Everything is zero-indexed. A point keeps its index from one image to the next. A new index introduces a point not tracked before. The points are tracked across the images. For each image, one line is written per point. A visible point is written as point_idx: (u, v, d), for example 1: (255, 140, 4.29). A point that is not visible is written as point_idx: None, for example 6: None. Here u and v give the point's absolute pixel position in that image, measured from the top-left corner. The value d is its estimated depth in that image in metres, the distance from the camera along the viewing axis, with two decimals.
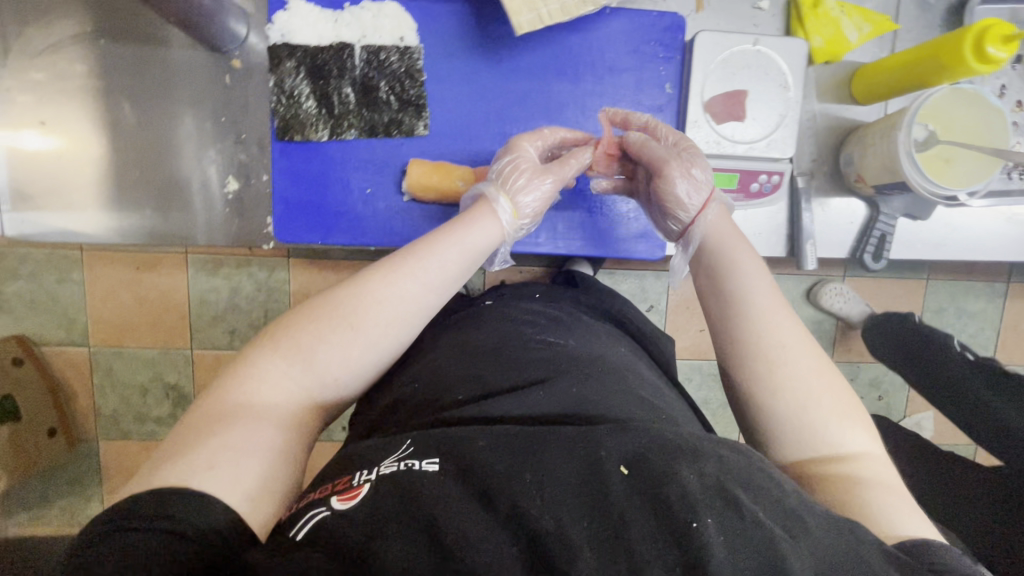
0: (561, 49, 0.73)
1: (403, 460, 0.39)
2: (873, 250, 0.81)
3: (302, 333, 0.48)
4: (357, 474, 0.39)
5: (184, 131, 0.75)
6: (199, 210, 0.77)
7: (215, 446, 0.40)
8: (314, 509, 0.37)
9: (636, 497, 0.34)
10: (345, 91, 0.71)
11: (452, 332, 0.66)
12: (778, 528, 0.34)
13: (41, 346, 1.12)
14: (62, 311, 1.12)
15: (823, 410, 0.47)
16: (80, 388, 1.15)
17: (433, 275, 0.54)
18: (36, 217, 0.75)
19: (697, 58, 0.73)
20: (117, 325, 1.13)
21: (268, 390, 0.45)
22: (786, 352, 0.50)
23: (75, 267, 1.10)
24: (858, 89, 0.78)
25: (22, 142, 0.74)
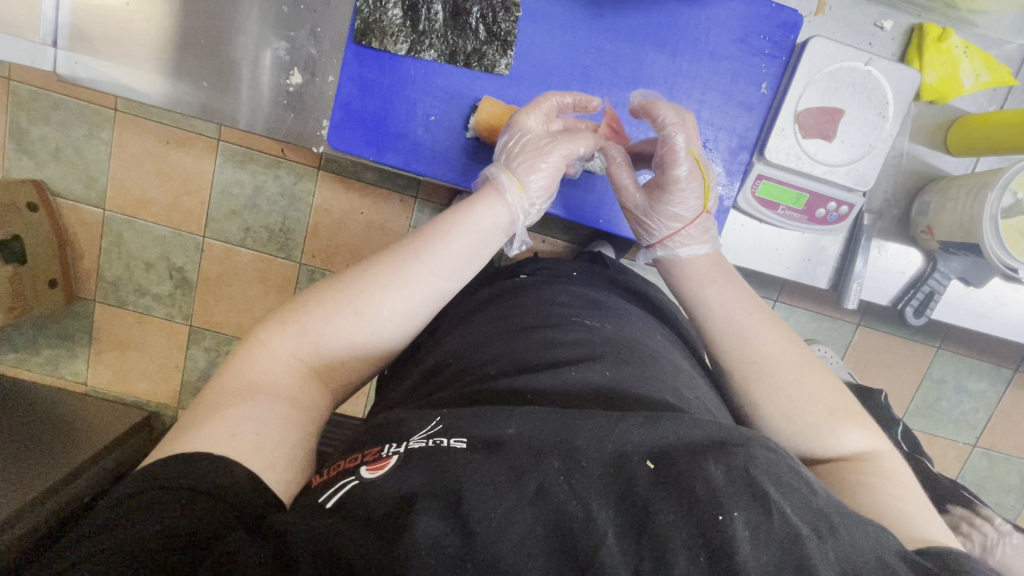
0: (666, 19, 0.69)
1: (432, 438, 0.37)
2: (917, 305, 0.79)
3: (307, 315, 0.48)
4: (386, 445, 0.38)
5: (258, 10, 0.71)
6: (254, 97, 0.74)
7: (229, 419, 0.40)
8: (342, 479, 0.36)
9: (664, 490, 0.33)
10: (435, 8, 0.67)
11: (488, 307, 0.64)
12: (805, 527, 0.33)
13: (57, 197, 1.11)
14: (85, 167, 1.10)
15: (813, 416, 0.49)
16: (87, 248, 1.15)
17: (439, 261, 0.53)
18: (91, 62, 0.72)
19: (804, 63, 0.68)
20: (137, 194, 1.11)
21: (277, 364, 0.46)
22: (772, 362, 0.52)
23: (106, 126, 1.06)
24: (954, 138, 0.74)
25: None
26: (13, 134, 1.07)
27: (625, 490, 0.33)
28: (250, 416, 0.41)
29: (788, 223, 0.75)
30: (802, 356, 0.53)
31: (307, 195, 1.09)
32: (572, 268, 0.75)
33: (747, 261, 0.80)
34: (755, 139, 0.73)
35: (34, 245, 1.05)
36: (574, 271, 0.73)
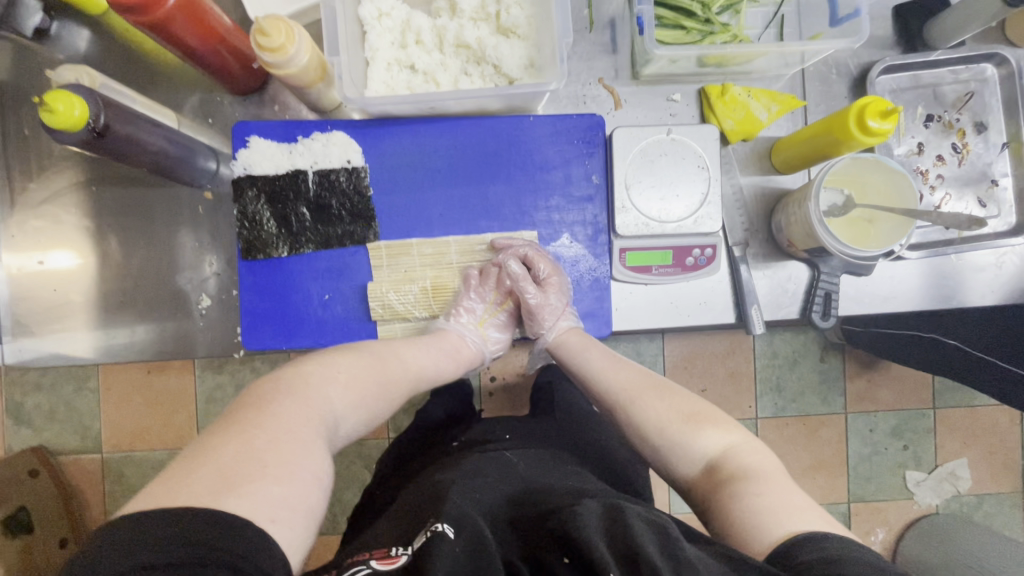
0: (493, 155, 0.81)
1: (430, 527, 0.49)
2: (821, 308, 0.82)
3: (353, 377, 0.64)
4: (395, 546, 0.49)
5: (160, 261, 0.83)
6: (174, 329, 0.84)
7: (275, 484, 0.48)
8: (354, 567, 0.47)
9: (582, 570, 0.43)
10: (301, 210, 0.79)
11: (451, 452, 0.77)
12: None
13: (57, 456, 1.26)
14: (78, 421, 1.27)
15: (676, 422, 0.64)
16: (91, 495, 1.28)
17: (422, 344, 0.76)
18: (33, 343, 0.83)
19: (616, 153, 0.79)
20: (128, 432, 1.27)
21: (321, 408, 0.58)
22: (635, 389, 0.69)
23: (93, 376, 1.26)
24: (776, 159, 0.83)
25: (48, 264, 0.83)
26: (14, 411, 1.27)
27: None
28: (286, 475, 0.49)
29: (668, 280, 0.81)
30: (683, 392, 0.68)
31: None
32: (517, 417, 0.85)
33: (649, 323, 0.84)
34: (607, 221, 0.81)
35: (37, 513, 1.20)
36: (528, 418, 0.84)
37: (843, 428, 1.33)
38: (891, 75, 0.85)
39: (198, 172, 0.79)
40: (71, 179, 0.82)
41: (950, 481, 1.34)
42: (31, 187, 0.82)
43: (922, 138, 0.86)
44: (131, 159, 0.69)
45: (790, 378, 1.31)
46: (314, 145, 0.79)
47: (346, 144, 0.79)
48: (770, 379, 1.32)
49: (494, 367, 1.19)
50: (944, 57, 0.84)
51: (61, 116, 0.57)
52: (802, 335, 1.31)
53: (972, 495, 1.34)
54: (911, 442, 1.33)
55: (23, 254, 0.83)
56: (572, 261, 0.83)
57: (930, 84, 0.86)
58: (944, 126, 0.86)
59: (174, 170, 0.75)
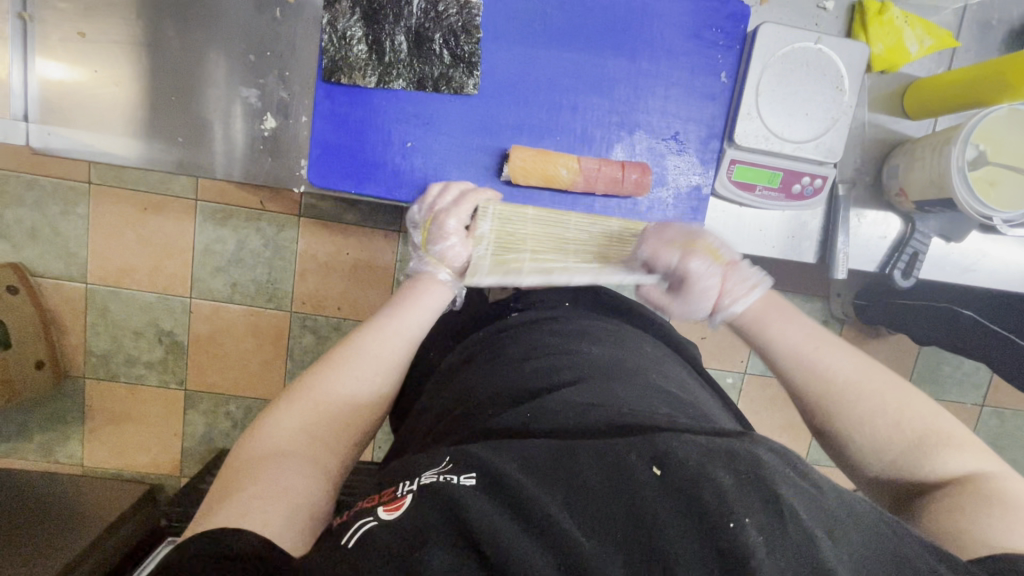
0: (620, 24, 0.72)
1: (443, 472, 0.34)
2: (905, 266, 0.80)
3: (312, 376, 0.51)
4: (403, 483, 0.35)
5: (218, 65, 0.73)
6: (220, 147, 0.74)
7: (245, 502, 0.38)
8: (356, 519, 0.33)
9: (671, 501, 0.31)
10: (398, 38, 0.69)
11: (470, 345, 0.64)
12: (820, 529, 0.31)
13: (38, 277, 1.18)
14: (63, 243, 1.18)
15: (896, 436, 0.47)
16: (71, 324, 1.22)
17: (412, 309, 0.59)
18: (64, 132, 0.73)
19: (756, 50, 0.71)
20: (118, 266, 1.20)
21: (279, 436, 0.45)
22: (844, 389, 0.49)
23: (82, 200, 1.16)
24: (908, 101, 0.77)
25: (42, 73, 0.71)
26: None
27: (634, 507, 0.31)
28: (271, 488, 0.40)
29: (768, 203, 0.76)
30: (886, 380, 0.49)
31: (291, 242, 1.19)
32: None
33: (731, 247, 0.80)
34: (723, 128, 0.75)
35: (19, 329, 1.12)
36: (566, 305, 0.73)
37: None
38: None
39: None
40: None
41: None
42: None
43: None
44: None
45: None
46: None
47: None
48: None
49: None
50: None
51: None
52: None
53: None
54: None
55: (60, 20, 0.70)
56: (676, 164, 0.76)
57: None
58: None
59: None
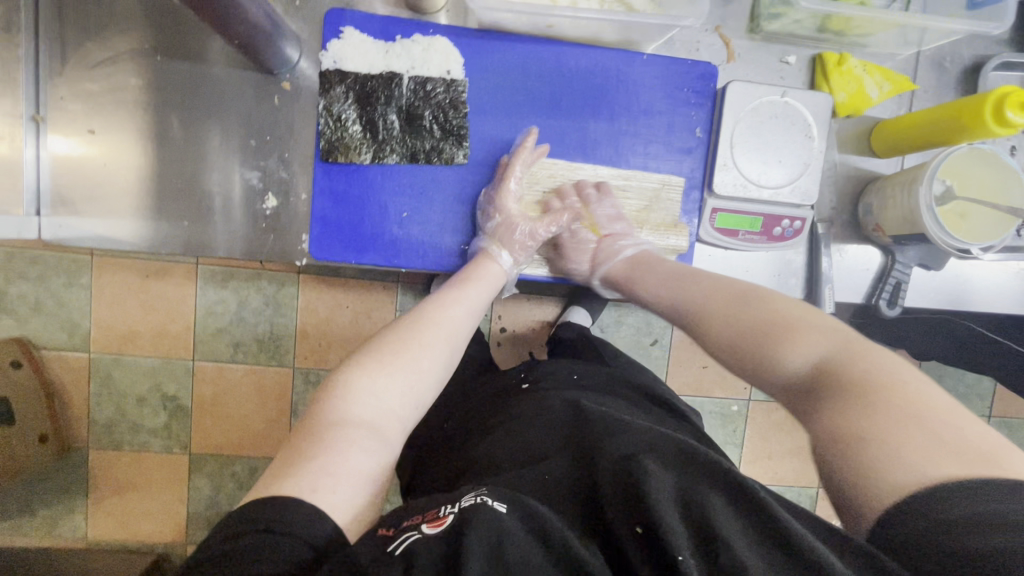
0: (598, 89, 0.77)
1: (480, 497, 0.45)
2: (889, 296, 0.83)
3: (371, 359, 0.58)
4: (443, 507, 0.46)
5: (221, 149, 0.77)
6: (225, 225, 0.78)
7: (321, 467, 0.47)
8: (406, 532, 0.44)
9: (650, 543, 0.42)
10: (390, 117, 0.73)
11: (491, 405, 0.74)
12: (763, 567, 0.41)
13: (41, 350, 1.20)
14: (66, 315, 1.21)
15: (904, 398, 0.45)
16: (74, 394, 1.23)
17: (466, 301, 0.70)
18: (74, 222, 0.76)
19: (727, 107, 0.76)
20: (121, 334, 1.22)
21: (362, 401, 0.55)
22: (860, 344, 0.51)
23: (84, 271, 1.19)
24: (876, 141, 0.81)
25: (54, 147, 0.75)
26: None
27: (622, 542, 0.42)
28: (345, 452, 0.50)
29: (752, 246, 0.80)
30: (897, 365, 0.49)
31: (291, 299, 1.22)
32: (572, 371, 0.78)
33: None
34: (702, 178, 0.79)
35: (21, 406, 1.15)
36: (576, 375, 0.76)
37: None
38: (1003, 73, 0.83)
39: (280, 59, 0.73)
40: (131, 44, 0.74)
41: None
42: (89, 46, 0.73)
43: None
44: (227, 28, 0.63)
45: None
46: (414, 48, 0.72)
47: (448, 52, 0.73)
48: None
49: (506, 318, 1.17)
50: None
51: None
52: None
53: None
54: None
55: (68, 120, 0.74)
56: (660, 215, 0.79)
57: None
58: None
59: (263, 48, 0.69)
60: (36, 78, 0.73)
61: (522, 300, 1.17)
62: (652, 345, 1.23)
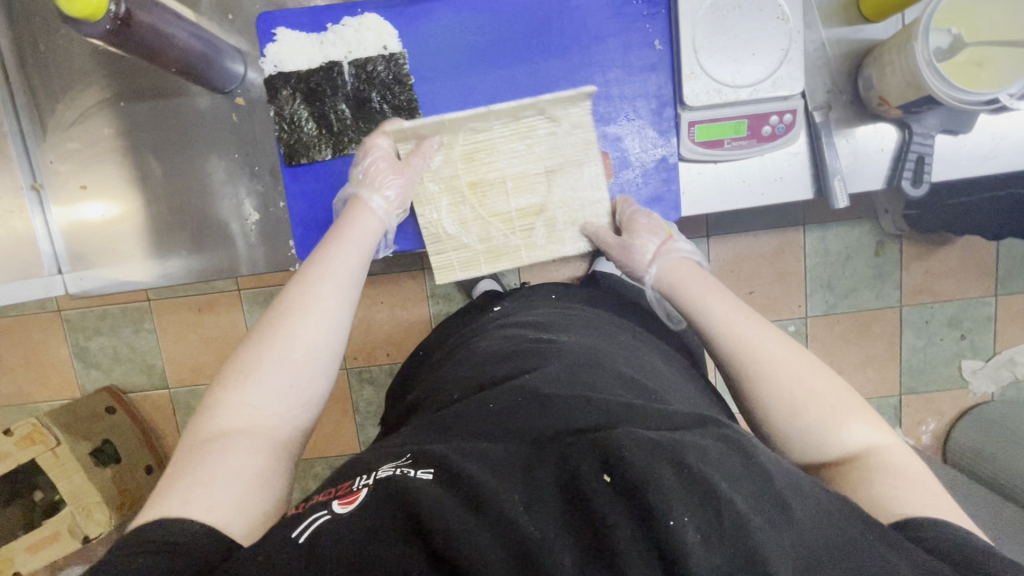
0: (542, 26, 0.72)
1: (401, 468, 0.41)
2: (913, 173, 0.74)
3: (245, 365, 0.53)
4: (358, 480, 0.43)
5: (203, 176, 0.80)
6: (227, 247, 0.82)
7: (198, 495, 0.44)
8: (315, 513, 0.39)
9: (614, 495, 0.35)
10: (340, 107, 0.73)
11: (456, 352, 0.72)
12: (760, 518, 0.36)
13: (128, 393, 1.33)
14: (141, 358, 1.33)
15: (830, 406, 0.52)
16: (165, 426, 1.36)
17: (337, 275, 0.62)
18: (92, 273, 0.83)
19: (681, 10, 0.69)
20: (188, 367, 1.32)
21: (228, 422, 0.50)
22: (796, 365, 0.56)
23: (147, 316, 1.30)
24: (866, 5, 0.72)
25: (83, 212, 0.81)
26: (75, 354, 1.33)
27: (581, 506, 0.36)
28: (209, 478, 0.45)
29: (742, 153, 0.74)
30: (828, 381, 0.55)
31: None
32: (551, 292, 0.81)
33: (718, 205, 0.78)
34: (672, 93, 0.74)
35: (123, 444, 1.27)
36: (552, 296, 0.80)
37: (898, 321, 1.28)
38: None
39: (226, 75, 0.74)
40: (97, 97, 0.78)
41: (1008, 368, 1.30)
42: (60, 109, 0.78)
43: None
44: (159, 58, 0.64)
45: (842, 275, 1.25)
46: (346, 32, 0.72)
47: (380, 28, 0.71)
48: (820, 277, 1.26)
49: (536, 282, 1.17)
50: None
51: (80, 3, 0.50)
52: (856, 227, 1.23)
53: None
54: (969, 331, 1.29)
55: (62, 182, 0.80)
56: (634, 140, 0.75)
57: None
58: None
59: (203, 71, 0.70)
60: (27, 150, 0.79)
61: (545, 261, 1.16)
62: None
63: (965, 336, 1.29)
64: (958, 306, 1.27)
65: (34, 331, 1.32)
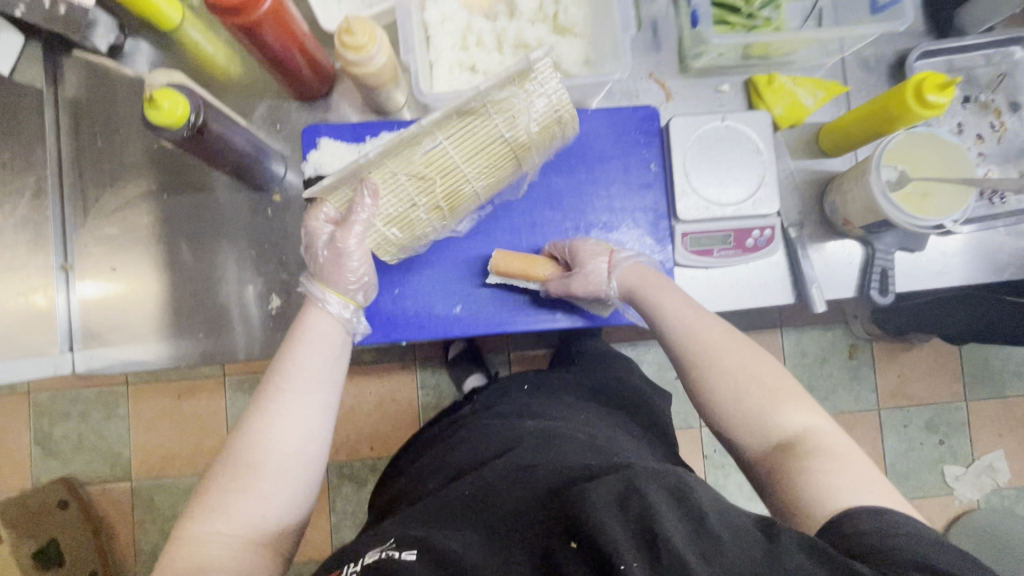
0: (554, 148, 0.84)
1: (386, 550, 0.47)
2: (880, 284, 0.84)
3: (214, 491, 0.58)
4: (347, 569, 0.48)
5: (228, 263, 0.85)
6: (241, 330, 0.85)
7: None
8: None
9: (584, 564, 0.41)
10: None
11: (444, 434, 0.76)
12: (694, 555, 0.39)
13: (85, 487, 1.25)
14: (107, 447, 1.26)
15: (756, 400, 0.58)
16: (121, 526, 1.26)
17: (296, 382, 0.63)
18: (103, 352, 0.83)
19: (673, 140, 0.82)
20: (159, 456, 1.26)
21: (219, 534, 0.56)
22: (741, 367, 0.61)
23: (121, 401, 1.26)
24: (824, 144, 0.86)
25: (88, 289, 0.83)
26: (40, 441, 1.26)
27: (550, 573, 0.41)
28: None
29: (729, 261, 0.83)
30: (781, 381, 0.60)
31: None
32: (528, 379, 0.86)
33: (710, 305, 0.86)
34: (667, 207, 0.84)
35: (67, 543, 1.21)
36: (529, 381, 0.84)
37: (878, 425, 1.33)
38: (928, 61, 0.89)
39: (269, 174, 0.82)
40: (142, 189, 0.84)
41: (989, 475, 1.33)
42: (104, 197, 0.84)
43: (960, 119, 0.89)
44: (217, 159, 0.72)
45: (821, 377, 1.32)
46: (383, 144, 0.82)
47: None
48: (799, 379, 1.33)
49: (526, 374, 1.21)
50: (977, 42, 0.88)
51: (164, 112, 0.59)
52: (830, 332, 1.32)
53: (1013, 488, 1.34)
54: (947, 437, 1.33)
55: (90, 263, 0.84)
56: (634, 247, 0.84)
57: (965, 67, 0.90)
58: (981, 106, 0.89)
59: (252, 169, 0.78)
60: (63, 232, 0.83)
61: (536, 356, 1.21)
62: (678, 378, 1.26)
63: (944, 441, 1.33)
64: (932, 411, 1.33)
65: (1, 412, 1.26)
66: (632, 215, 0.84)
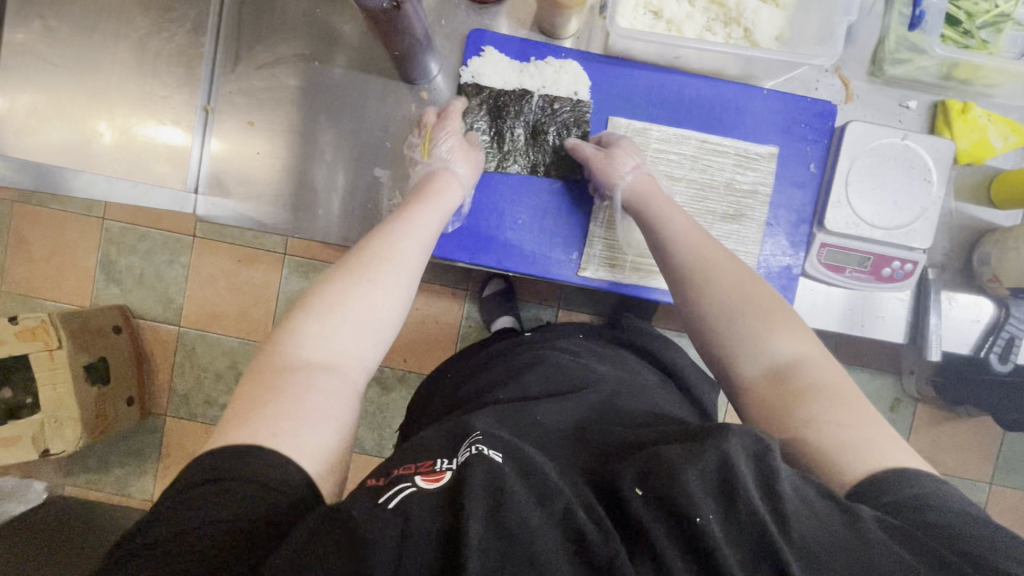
0: (715, 120, 0.80)
1: (471, 447, 0.44)
2: (1002, 352, 0.80)
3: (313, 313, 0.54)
4: (438, 460, 0.45)
5: (357, 144, 0.82)
6: (352, 214, 0.83)
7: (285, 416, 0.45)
8: (397, 484, 0.42)
9: (700, 497, 0.39)
10: (516, 130, 0.80)
11: (489, 363, 0.75)
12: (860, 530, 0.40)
13: (138, 319, 1.28)
14: (163, 289, 1.29)
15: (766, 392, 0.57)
16: (161, 364, 1.29)
17: (418, 233, 0.64)
18: (224, 200, 0.84)
19: (845, 145, 0.77)
20: (209, 311, 1.28)
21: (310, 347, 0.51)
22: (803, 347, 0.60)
23: (186, 251, 1.27)
24: (997, 194, 0.80)
25: (229, 133, 0.84)
26: (104, 267, 1.29)
27: (656, 507, 0.40)
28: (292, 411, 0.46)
29: (858, 285, 0.79)
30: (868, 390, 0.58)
31: None
32: (578, 331, 0.84)
33: (820, 323, 0.84)
34: (812, 213, 0.81)
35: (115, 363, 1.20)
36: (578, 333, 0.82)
37: None
38: None
39: (424, 71, 0.79)
40: (295, 51, 0.83)
41: None
42: (259, 49, 0.83)
43: None
44: (390, 42, 0.69)
45: None
46: (546, 69, 0.78)
47: (578, 75, 0.78)
48: None
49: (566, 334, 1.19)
50: None
51: None
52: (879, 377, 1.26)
53: None
54: None
55: (236, 111, 0.84)
56: (767, 244, 0.81)
57: None
58: None
59: (412, 62, 0.75)
60: (213, 72, 0.83)
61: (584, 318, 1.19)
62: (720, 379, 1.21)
63: None
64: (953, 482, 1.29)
65: (74, 230, 1.28)
66: (775, 209, 0.81)
